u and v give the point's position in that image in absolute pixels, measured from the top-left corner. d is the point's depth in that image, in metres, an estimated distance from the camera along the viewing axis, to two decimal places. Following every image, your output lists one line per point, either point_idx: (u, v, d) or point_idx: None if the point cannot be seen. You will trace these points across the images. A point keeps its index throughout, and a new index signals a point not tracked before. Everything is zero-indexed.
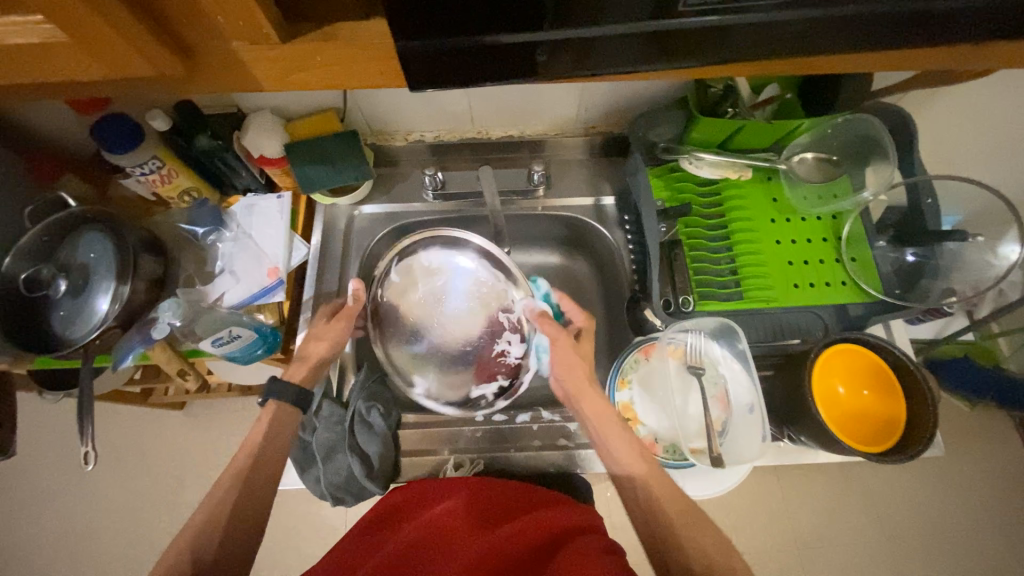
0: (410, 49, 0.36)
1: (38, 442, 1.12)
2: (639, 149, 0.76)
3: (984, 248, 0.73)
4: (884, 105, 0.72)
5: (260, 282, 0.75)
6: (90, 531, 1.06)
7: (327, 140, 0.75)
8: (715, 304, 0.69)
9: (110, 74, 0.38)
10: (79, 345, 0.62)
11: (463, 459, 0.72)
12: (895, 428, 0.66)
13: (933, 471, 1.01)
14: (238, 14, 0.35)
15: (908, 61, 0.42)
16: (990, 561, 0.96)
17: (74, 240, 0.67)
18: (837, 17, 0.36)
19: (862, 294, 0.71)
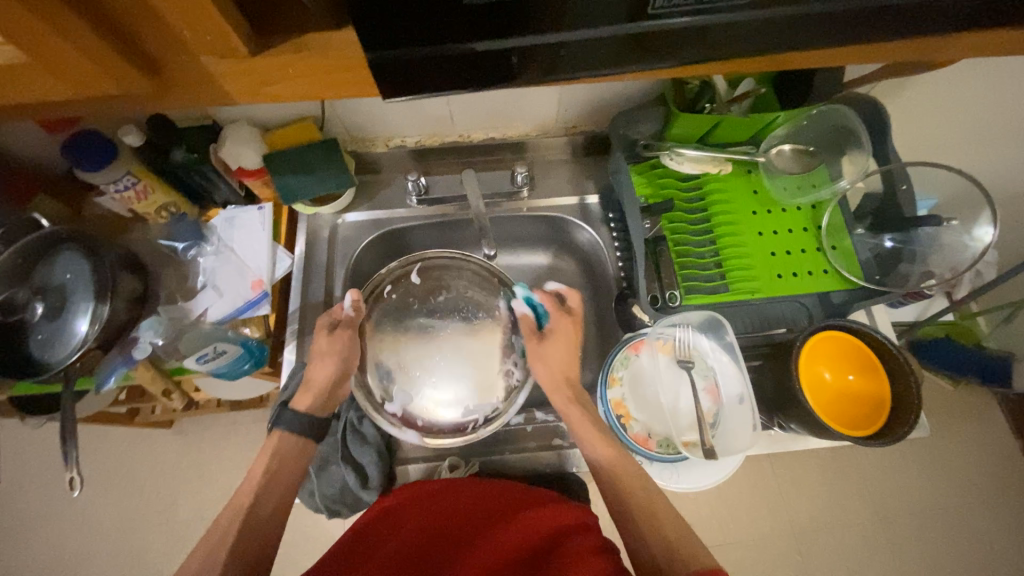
0: (384, 59, 0.35)
1: (21, 469, 1.09)
2: (621, 147, 0.77)
3: (958, 231, 0.75)
4: (855, 96, 0.74)
5: (244, 296, 0.74)
6: (80, 558, 1.04)
7: (305, 149, 0.75)
8: (702, 297, 0.70)
9: (76, 93, 0.37)
10: (59, 369, 0.61)
11: (458, 460, 0.72)
12: (880, 413, 0.67)
13: (921, 451, 1.03)
14: (207, 28, 0.34)
15: (877, 54, 0.43)
16: (978, 536, 0.99)
17: (49, 261, 0.65)
18: (802, 15, 0.36)
19: (843, 281, 0.72)
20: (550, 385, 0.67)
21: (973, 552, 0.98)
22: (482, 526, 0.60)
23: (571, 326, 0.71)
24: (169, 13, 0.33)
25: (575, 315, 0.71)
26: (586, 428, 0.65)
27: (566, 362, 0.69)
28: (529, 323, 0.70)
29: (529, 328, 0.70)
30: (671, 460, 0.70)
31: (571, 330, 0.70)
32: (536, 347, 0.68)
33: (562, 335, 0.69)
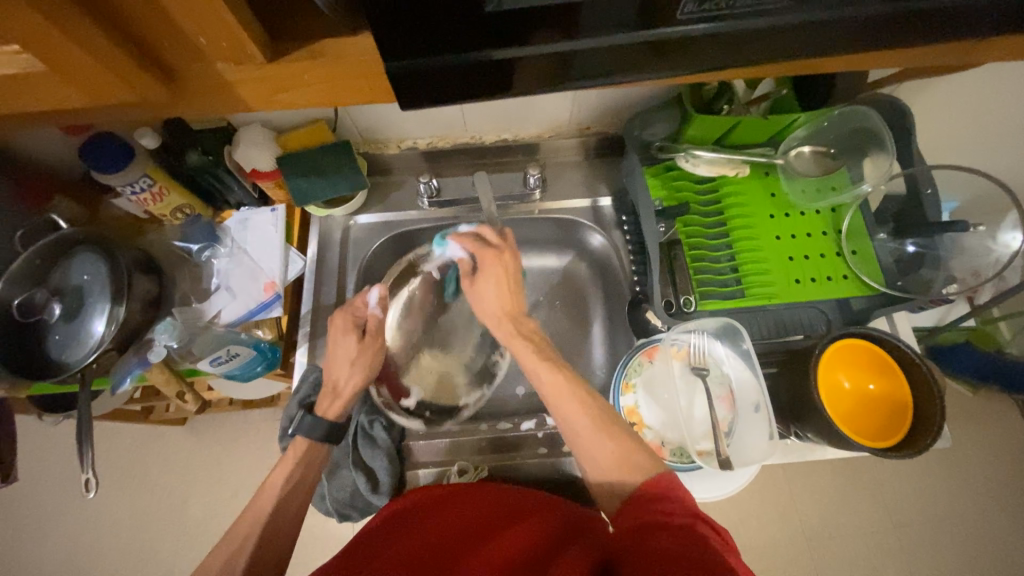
0: (398, 68, 0.35)
1: (39, 464, 1.11)
2: (635, 149, 0.76)
3: (984, 235, 0.72)
4: (881, 96, 0.72)
5: (256, 298, 0.74)
6: (96, 553, 1.06)
7: (318, 151, 0.75)
8: (717, 303, 0.69)
9: (94, 100, 0.37)
10: (75, 370, 0.61)
11: (468, 465, 0.71)
12: (901, 425, 0.66)
13: (940, 460, 1.01)
14: (223, 35, 0.34)
15: (897, 59, 0.42)
16: (1001, 549, 0.96)
17: (67, 262, 0.66)
18: (827, 21, 0.35)
19: (865, 288, 0.70)
20: (492, 319, 0.66)
21: (995, 566, 0.95)
22: (486, 531, 0.57)
23: (499, 258, 0.66)
24: (187, 20, 0.33)
25: (500, 246, 0.66)
26: (541, 378, 0.60)
27: (502, 298, 0.65)
28: (466, 265, 0.69)
29: (466, 268, 0.69)
30: (685, 470, 0.68)
31: (497, 264, 0.65)
32: (470, 289, 0.68)
33: (489, 271, 0.66)
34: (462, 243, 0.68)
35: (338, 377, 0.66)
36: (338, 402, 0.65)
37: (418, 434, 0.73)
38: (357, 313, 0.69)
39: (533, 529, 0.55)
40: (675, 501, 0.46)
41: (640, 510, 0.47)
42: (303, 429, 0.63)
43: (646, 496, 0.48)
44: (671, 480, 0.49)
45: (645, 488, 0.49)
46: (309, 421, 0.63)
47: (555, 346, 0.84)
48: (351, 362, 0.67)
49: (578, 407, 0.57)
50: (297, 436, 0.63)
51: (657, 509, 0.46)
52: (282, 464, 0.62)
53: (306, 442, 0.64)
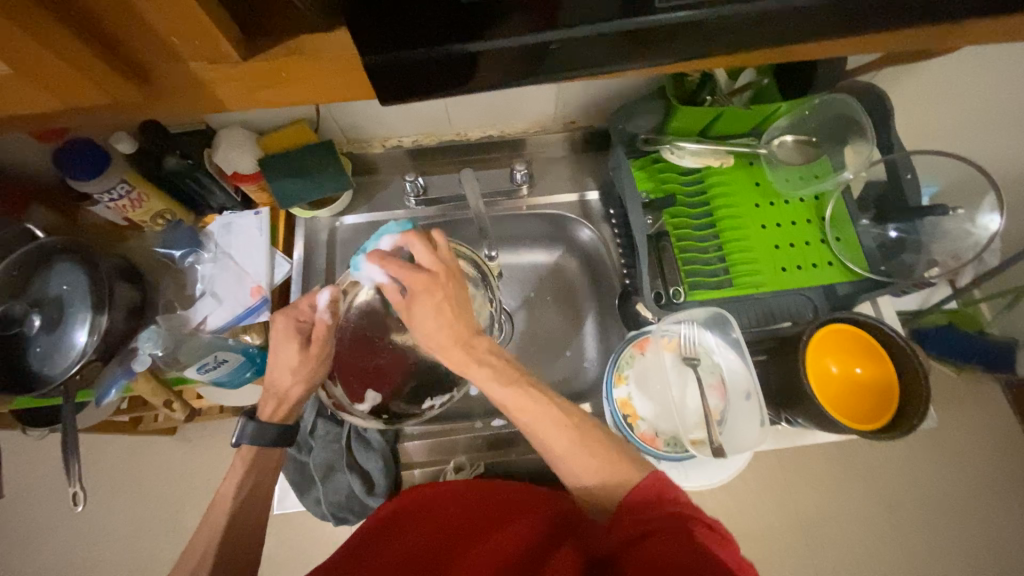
0: (378, 62, 0.34)
1: (25, 480, 1.09)
2: (621, 142, 0.76)
3: (963, 219, 0.74)
4: (859, 85, 0.73)
5: (242, 303, 0.73)
6: (87, 567, 1.04)
7: (300, 152, 0.74)
8: (704, 294, 0.70)
9: (66, 104, 0.36)
10: (58, 380, 0.60)
11: (463, 462, 0.72)
12: (886, 407, 0.67)
13: (925, 440, 1.03)
14: (197, 33, 0.33)
15: (873, 44, 0.43)
16: (986, 524, 0.99)
17: (45, 272, 0.64)
18: (795, 8, 0.35)
19: (849, 273, 0.72)
20: (440, 350, 0.58)
21: (980, 541, 0.98)
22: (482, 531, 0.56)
23: (438, 284, 0.56)
24: (159, 19, 0.32)
25: (436, 272, 0.56)
26: (494, 390, 0.55)
27: (446, 327, 0.56)
28: (394, 293, 0.59)
29: (395, 294, 0.59)
30: (679, 459, 0.69)
31: (437, 288, 0.56)
32: (407, 313, 0.58)
33: (425, 296, 0.56)
34: (386, 267, 0.57)
35: (281, 385, 0.62)
36: (284, 408, 0.62)
37: (414, 434, 0.72)
38: (302, 318, 0.63)
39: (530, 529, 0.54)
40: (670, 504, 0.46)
41: (633, 518, 0.46)
42: (247, 437, 0.60)
43: (641, 502, 0.47)
44: (667, 481, 0.48)
45: (638, 495, 0.48)
46: (252, 428, 0.61)
47: (548, 341, 0.84)
48: (292, 372, 0.62)
49: (528, 403, 0.55)
50: (242, 445, 0.61)
51: (653, 513, 0.46)
52: (232, 470, 0.61)
53: (253, 449, 0.61)
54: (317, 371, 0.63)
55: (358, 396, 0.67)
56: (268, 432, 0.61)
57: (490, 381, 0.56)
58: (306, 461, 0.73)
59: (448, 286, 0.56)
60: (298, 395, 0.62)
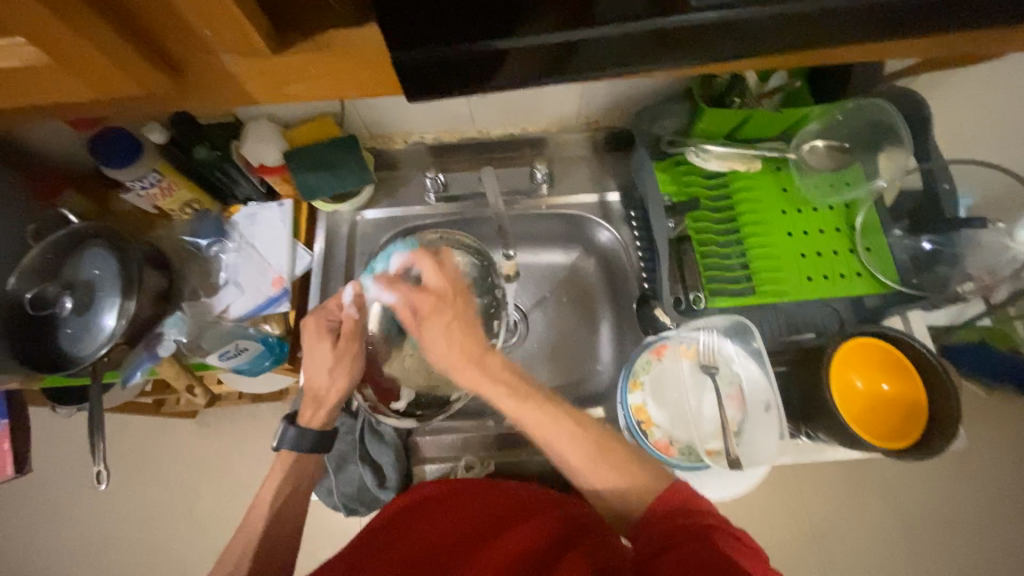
0: (409, 58, 0.34)
1: (53, 457, 1.13)
2: (645, 144, 0.74)
3: (1002, 233, 0.70)
4: (898, 88, 0.70)
5: (264, 293, 0.75)
6: (109, 542, 1.08)
7: (325, 146, 0.74)
8: (727, 300, 0.68)
9: (102, 95, 0.37)
10: (87, 362, 0.62)
11: (474, 461, 0.71)
12: (916, 425, 0.65)
13: (953, 460, 0.99)
14: (229, 26, 0.33)
15: (917, 48, 0.41)
16: (1016, 550, 0.94)
17: (77, 257, 0.66)
18: (836, 9, 0.34)
19: (878, 285, 0.69)
20: (452, 368, 0.56)
21: (1010, 569, 0.94)
22: (492, 525, 0.56)
23: (449, 300, 0.57)
24: (194, 15, 0.33)
25: (447, 288, 0.57)
26: (505, 402, 0.55)
27: (457, 343, 0.56)
28: (405, 310, 0.59)
29: (408, 315, 0.59)
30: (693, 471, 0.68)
31: (446, 300, 0.57)
32: (417, 334, 0.58)
33: (435, 315, 0.56)
34: (398, 289, 0.59)
35: (320, 387, 0.62)
36: (322, 413, 0.63)
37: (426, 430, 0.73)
38: (330, 317, 0.63)
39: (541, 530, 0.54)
40: (692, 513, 0.48)
41: (656, 525, 0.48)
42: (288, 442, 0.62)
43: (668, 510, 0.49)
44: (693, 493, 0.50)
45: (659, 504, 0.50)
46: (293, 433, 0.62)
47: (563, 342, 0.83)
48: (329, 370, 0.62)
49: (545, 418, 0.55)
50: (282, 450, 0.62)
51: (677, 521, 0.47)
52: (270, 477, 0.63)
53: (293, 455, 0.63)
54: (354, 369, 0.63)
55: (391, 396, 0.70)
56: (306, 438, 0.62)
57: (507, 396, 0.55)
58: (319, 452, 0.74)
59: (460, 302, 0.57)
60: (337, 394, 0.63)
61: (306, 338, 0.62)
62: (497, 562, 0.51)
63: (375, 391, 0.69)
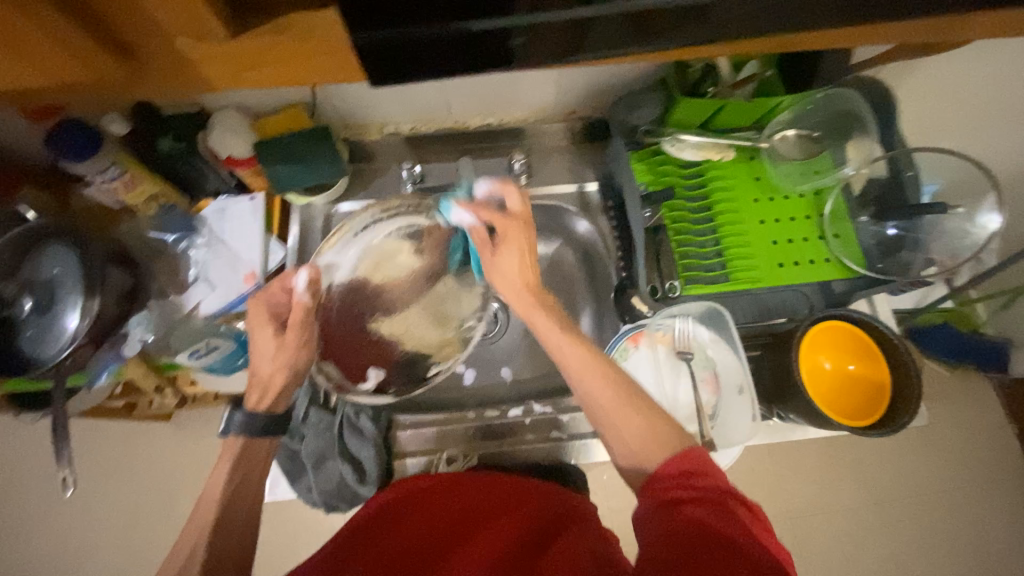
0: (375, 40, 0.34)
1: (20, 463, 1.09)
2: (620, 133, 0.74)
3: (962, 218, 0.73)
4: (864, 79, 0.72)
5: (236, 288, 0.73)
6: (82, 548, 1.05)
7: (296, 137, 0.72)
8: (701, 287, 0.69)
9: (48, 81, 0.36)
10: (48, 364, 0.59)
11: (456, 453, 0.72)
12: (879, 405, 0.68)
13: (917, 436, 1.03)
14: (183, 10, 0.32)
15: (876, 36, 0.42)
16: (974, 519, 1.00)
17: (36, 254, 0.63)
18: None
19: (845, 270, 0.71)
20: (514, 295, 0.62)
21: (969, 538, 0.99)
22: (478, 516, 0.57)
23: (524, 230, 0.62)
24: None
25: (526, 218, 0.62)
26: (554, 335, 0.58)
27: (526, 270, 0.61)
28: (482, 233, 0.65)
29: (483, 236, 0.65)
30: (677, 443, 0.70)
31: (523, 234, 0.62)
32: (490, 260, 0.63)
33: (512, 239, 0.62)
34: (478, 212, 0.64)
35: (266, 373, 0.60)
36: (269, 398, 0.60)
37: (406, 423, 0.73)
38: (276, 302, 0.62)
39: (524, 520, 0.55)
40: (702, 478, 0.45)
41: (666, 488, 0.46)
42: (235, 427, 0.59)
43: (679, 472, 0.46)
44: (701, 455, 0.47)
45: (669, 466, 0.47)
46: (241, 418, 0.59)
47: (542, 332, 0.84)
48: (272, 358, 0.60)
49: (589, 359, 0.56)
50: (228, 435, 0.59)
51: (685, 486, 0.45)
52: (218, 469, 0.58)
53: (239, 442, 0.60)
54: (295, 363, 0.61)
55: (359, 376, 0.69)
56: (254, 434, 0.59)
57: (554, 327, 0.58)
58: (297, 449, 0.74)
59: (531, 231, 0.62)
60: (282, 381, 0.61)
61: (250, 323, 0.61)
62: (479, 555, 0.51)
63: (344, 373, 0.68)
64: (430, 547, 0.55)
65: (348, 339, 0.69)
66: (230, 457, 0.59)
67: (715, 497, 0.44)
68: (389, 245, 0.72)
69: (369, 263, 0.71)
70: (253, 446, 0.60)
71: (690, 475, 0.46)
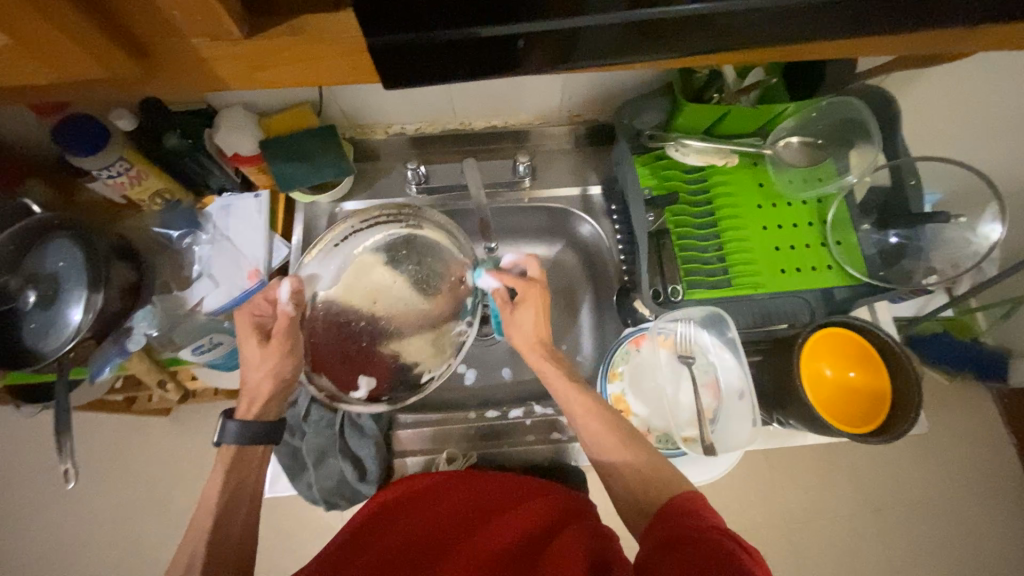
0: (383, 43, 0.34)
1: (19, 456, 1.09)
2: (626, 137, 0.75)
3: (964, 227, 0.73)
4: (868, 87, 0.72)
5: (239, 286, 0.73)
6: (79, 542, 1.05)
7: (302, 135, 0.72)
8: (703, 292, 0.69)
9: (61, 77, 0.36)
10: (51, 358, 0.60)
11: (456, 453, 0.71)
12: (876, 415, 0.68)
13: (915, 444, 1.04)
14: (197, 8, 0.33)
15: (883, 47, 0.42)
16: (970, 529, 1.00)
17: (41, 248, 0.63)
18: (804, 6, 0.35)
19: (847, 277, 0.71)
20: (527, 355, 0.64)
21: (965, 547, 0.99)
22: (476, 517, 0.57)
23: (542, 291, 0.64)
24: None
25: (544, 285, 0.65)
26: (557, 382, 0.60)
27: (540, 336, 0.63)
28: (502, 294, 0.67)
29: (503, 298, 0.67)
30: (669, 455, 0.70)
31: (540, 295, 0.64)
32: (507, 317, 0.65)
33: (528, 298, 0.64)
34: (502, 277, 0.66)
35: (254, 382, 0.61)
36: (258, 407, 0.61)
37: (406, 423, 0.74)
38: (261, 313, 0.63)
39: (523, 518, 0.55)
40: (702, 518, 0.46)
41: (667, 524, 0.46)
42: (229, 436, 0.58)
43: (681, 510, 0.47)
44: (703, 501, 0.48)
45: (674, 506, 0.48)
46: (234, 428, 0.59)
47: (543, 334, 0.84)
48: (260, 366, 0.61)
49: (592, 403, 0.59)
50: (223, 444, 0.59)
51: (684, 523, 0.45)
52: (220, 467, 0.58)
53: (233, 450, 0.59)
54: (291, 364, 0.62)
55: (349, 384, 0.69)
56: (255, 430, 0.59)
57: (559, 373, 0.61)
58: (297, 446, 0.73)
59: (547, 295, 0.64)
60: (270, 389, 0.61)
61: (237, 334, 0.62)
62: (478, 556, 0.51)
63: (335, 381, 0.68)
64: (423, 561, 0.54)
65: (337, 348, 0.68)
66: (232, 454, 0.59)
67: (713, 534, 0.43)
68: (371, 254, 0.71)
69: (351, 272, 0.70)
70: (254, 443, 0.60)
71: (690, 513, 0.46)
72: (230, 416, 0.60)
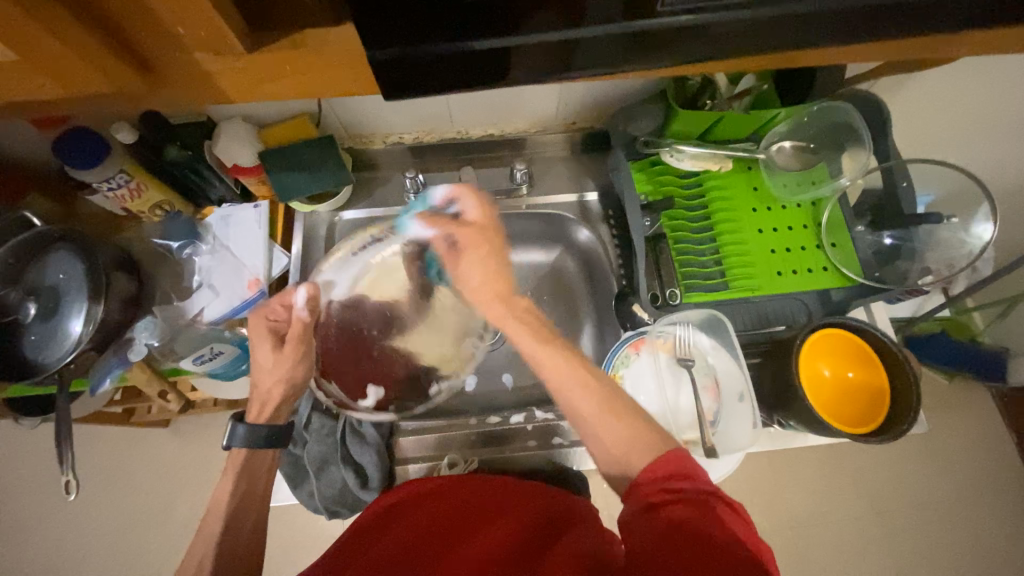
0: (385, 55, 0.35)
1: (18, 469, 1.08)
2: (621, 144, 0.76)
3: (957, 227, 0.74)
4: (857, 91, 0.74)
5: (239, 295, 0.73)
6: (78, 556, 1.03)
7: (302, 146, 0.73)
8: (701, 295, 0.71)
9: (65, 91, 0.36)
10: (52, 370, 0.60)
11: (457, 458, 0.71)
12: (874, 417, 0.68)
13: (917, 444, 1.04)
14: (201, 23, 0.33)
15: (871, 53, 0.43)
16: (974, 528, 1.00)
17: (42, 260, 0.64)
18: (791, 13, 0.36)
19: (843, 279, 0.72)
20: (482, 302, 0.60)
21: (970, 547, 0.99)
22: (482, 514, 0.57)
23: (483, 237, 0.60)
24: (165, 10, 0.32)
25: (484, 226, 0.60)
26: (524, 341, 0.56)
27: (490, 277, 0.59)
28: (441, 244, 0.63)
29: (444, 247, 0.63)
30: None
31: (482, 242, 0.60)
32: (456, 268, 0.62)
33: (472, 248, 0.60)
34: (435, 222, 0.63)
35: (266, 387, 0.61)
36: (269, 411, 0.61)
37: (408, 429, 0.74)
38: (276, 318, 0.62)
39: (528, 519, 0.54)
40: (690, 481, 0.43)
41: (654, 490, 0.43)
42: (238, 440, 0.59)
43: (666, 475, 0.44)
44: (689, 458, 0.45)
45: (657, 467, 0.44)
46: (243, 431, 0.59)
47: None
48: (270, 373, 0.61)
49: (564, 365, 0.53)
50: (233, 448, 0.59)
51: (671, 489, 0.43)
52: (225, 476, 0.59)
53: (244, 453, 0.60)
54: (302, 369, 0.62)
55: (359, 393, 0.69)
56: (258, 437, 0.59)
57: (523, 325, 0.57)
58: (299, 455, 0.73)
59: (491, 238, 0.60)
60: (281, 395, 0.62)
61: (250, 336, 0.62)
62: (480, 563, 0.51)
63: (347, 390, 0.68)
64: (420, 552, 0.53)
65: (351, 356, 0.69)
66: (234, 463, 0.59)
67: (704, 501, 0.42)
68: (390, 263, 0.72)
69: (367, 282, 0.71)
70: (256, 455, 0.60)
71: (672, 474, 0.44)
72: (239, 419, 0.60)
